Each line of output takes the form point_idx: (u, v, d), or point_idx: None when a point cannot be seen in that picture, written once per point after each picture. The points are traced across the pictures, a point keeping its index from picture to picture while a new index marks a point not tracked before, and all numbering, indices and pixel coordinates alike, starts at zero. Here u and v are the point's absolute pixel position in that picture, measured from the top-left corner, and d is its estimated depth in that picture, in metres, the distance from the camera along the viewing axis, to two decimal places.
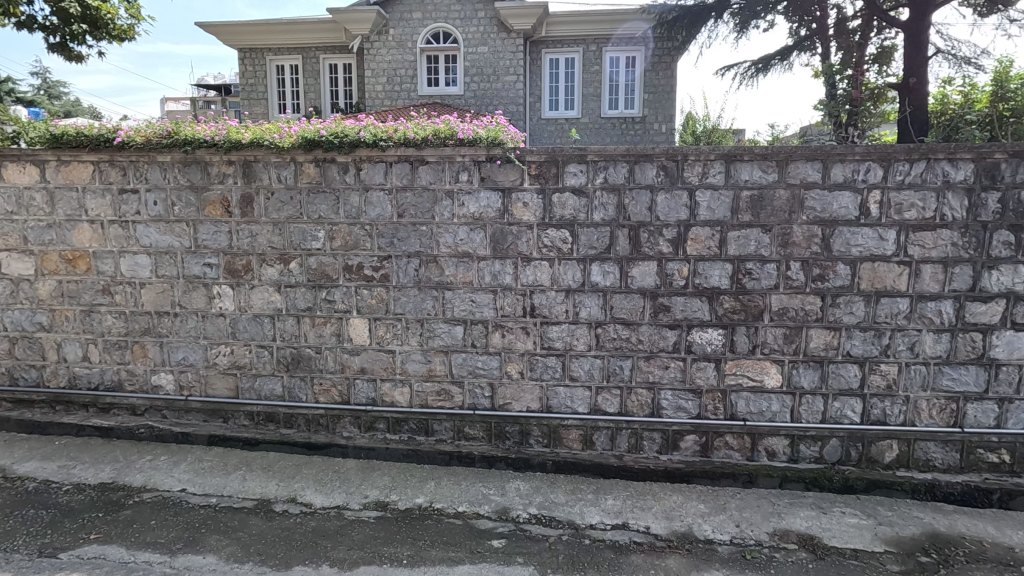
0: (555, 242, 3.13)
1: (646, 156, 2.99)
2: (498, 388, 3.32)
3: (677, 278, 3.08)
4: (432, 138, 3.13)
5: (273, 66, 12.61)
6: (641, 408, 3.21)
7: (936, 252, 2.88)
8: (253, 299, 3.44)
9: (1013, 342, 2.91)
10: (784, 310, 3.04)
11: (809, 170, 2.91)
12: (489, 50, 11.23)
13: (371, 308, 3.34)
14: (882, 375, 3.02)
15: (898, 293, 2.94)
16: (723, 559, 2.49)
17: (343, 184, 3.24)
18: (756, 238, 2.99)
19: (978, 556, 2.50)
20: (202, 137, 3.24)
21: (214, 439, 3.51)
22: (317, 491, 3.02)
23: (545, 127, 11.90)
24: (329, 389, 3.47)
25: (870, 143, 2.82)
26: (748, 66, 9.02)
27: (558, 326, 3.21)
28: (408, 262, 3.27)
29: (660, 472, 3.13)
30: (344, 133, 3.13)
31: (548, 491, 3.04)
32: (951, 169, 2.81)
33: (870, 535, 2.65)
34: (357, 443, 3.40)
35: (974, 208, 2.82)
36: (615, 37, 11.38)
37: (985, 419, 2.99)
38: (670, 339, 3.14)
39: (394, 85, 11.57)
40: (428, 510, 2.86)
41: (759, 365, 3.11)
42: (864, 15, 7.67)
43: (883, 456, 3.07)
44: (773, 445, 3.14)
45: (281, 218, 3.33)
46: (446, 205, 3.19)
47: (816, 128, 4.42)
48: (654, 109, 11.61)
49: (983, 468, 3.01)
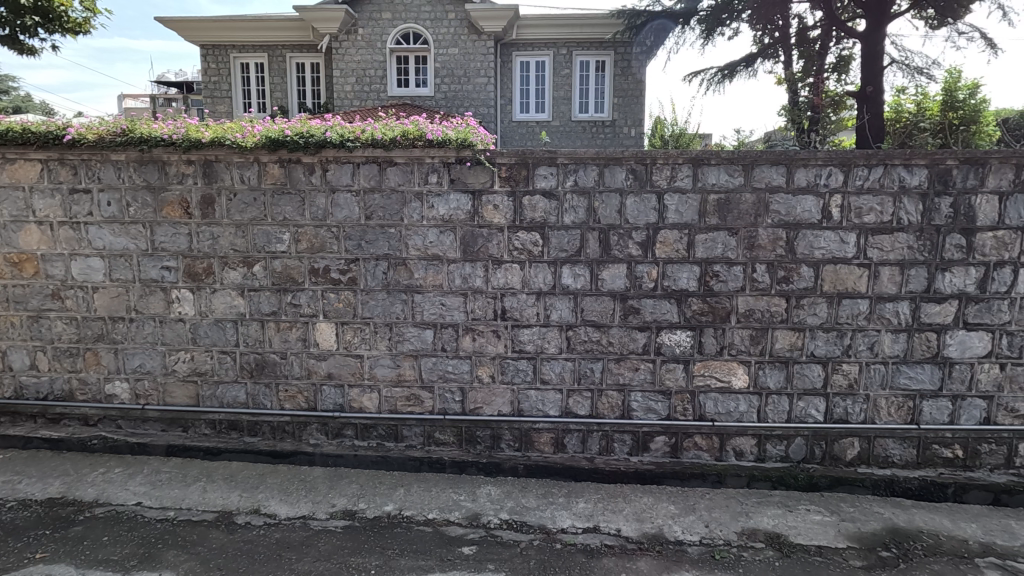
0: (526, 245, 3.12)
1: (616, 160, 3.01)
2: (469, 392, 3.28)
3: (647, 280, 3.10)
4: (401, 138, 3.07)
5: (237, 63, 12.28)
6: (612, 409, 3.23)
7: (893, 254, 2.97)
8: (214, 303, 3.32)
9: (965, 341, 3.02)
10: (750, 312, 3.09)
11: (773, 174, 2.97)
12: (459, 51, 11.18)
13: (338, 311, 3.27)
14: (844, 374, 3.10)
15: (858, 294, 3.02)
16: (693, 559, 2.51)
17: (309, 185, 3.17)
18: (722, 241, 3.04)
19: (935, 549, 2.58)
20: (157, 135, 3.11)
21: (172, 449, 3.37)
22: (282, 502, 2.93)
23: (516, 129, 11.90)
24: (295, 395, 3.38)
25: (832, 149, 2.89)
26: (714, 72, 9.22)
27: (528, 329, 3.20)
28: (377, 265, 3.21)
29: (630, 474, 3.15)
30: (310, 134, 3.05)
31: (519, 496, 3.02)
32: (906, 175, 2.91)
33: (833, 532, 2.71)
34: (324, 450, 3.31)
35: (929, 212, 2.93)
36: (585, 42, 11.52)
37: (940, 416, 3.10)
38: (640, 342, 3.16)
39: (363, 85, 11.41)
40: (398, 517, 2.81)
41: (727, 365, 3.15)
42: (824, 26, 8.00)
43: (845, 453, 3.15)
44: (740, 444, 3.19)
45: (244, 220, 3.23)
46: (415, 208, 3.15)
47: (779, 133, 4.58)
48: (623, 113, 11.74)
49: (938, 463, 3.12)
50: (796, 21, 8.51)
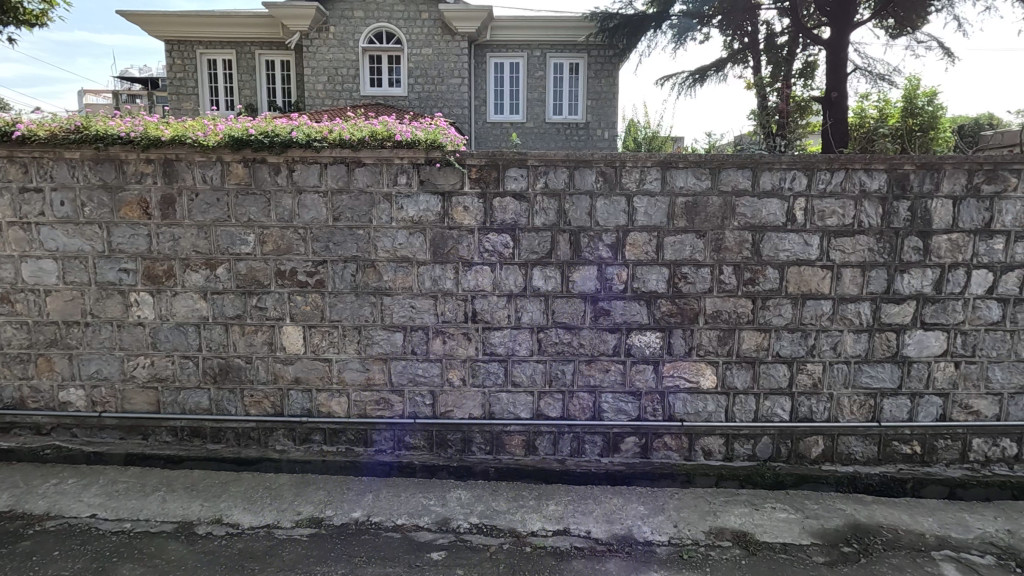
0: (496, 247, 3.11)
1: (586, 162, 3.02)
2: (440, 395, 3.25)
3: (617, 281, 3.12)
4: (369, 139, 3.03)
5: (203, 59, 11.96)
6: (583, 411, 3.24)
7: (855, 257, 3.05)
8: (176, 307, 3.22)
9: (923, 341, 3.12)
10: (718, 313, 3.13)
11: (739, 177, 3.02)
12: (433, 52, 11.10)
13: (305, 314, 3.20)
14: (808, 374, 3.17)
15: (821, 295, 3.09)
16: (661, 560, 2.52)
17: (275, 186, 3.10)
18: (690, 243, 3.08)
19: (893, 543, 2.65)
20: (113, 133, 3.00)
21: (132, 458, 3.26)
22: (245, 510, 2.85)
23: (490, 131, 11.86)
24: (261, 400, 3.30)
25: (795, 153, 2.95)
26: (686, 76, 9.36)
27: (499, 332, 3.18)
28: (345, 267, 3.15)
29: (601, 474, 3.16)
30: (275, 133, 2.97)
31: (489, 499, 3.00)
32: (867, 178, 2.99)
33: (798, 529, 2.77)
34: (291, 457, 3.24)
35: (888, 215, 3.01)
36: (559, 45, 11.59)
37: (900, 413, 3.18)
38: (610, 344, 3.18)
39: (335, 84, 11.23)
40: (366, 524, 2.76)
41: (695, 366, 3.19)
42: (792, 31, 8.27)
43: (810, 451, 3.21)
44: (709, 444, 3.23)
45: (206, 220, 3.14)
46: (384, 209, 3.10)
47: (748, 138, 4.68)
48: (597, 115, 11.82)
49: (898, 459, 3.21)
50: (764, 27, 8.71)
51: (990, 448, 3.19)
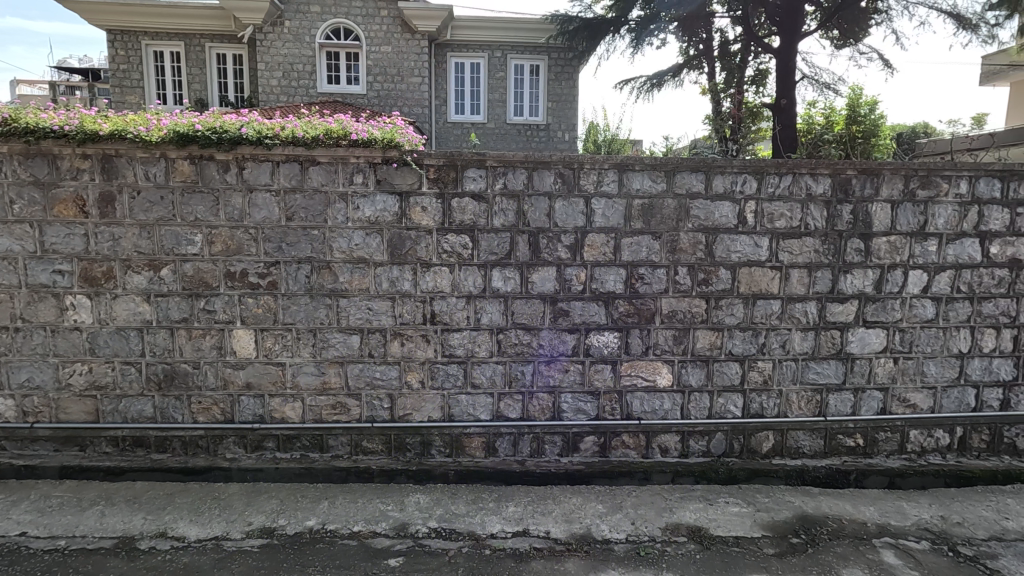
0: (455, 248, 3.08)
1: (544, 164, 3.03)
2: (398, 398, 3.20)
3: (575, 282, 3.14)
4: (323, 137, 2.94)
5: (149, 51, 11.45)
6: (543, 411, 3.25)
7: (802, 258, 3.17)
8: (116, 310, 3.06)
9: (865, 338, 3.26)
10: (673, 313, 3.20)
11: (693, 180, 3.09)
12: (393, 50, 10.95)
13: (257, 317, 3.10)
14: (759, 371, 3.27)
15: (771, 295, 3.20)
16: (619, 557, 2.55)
17: (224, 184, 2.98)
18: (647, 245, 3.13)
19: (838, 533, 2.76)
20: (45, 126, 2.82)
21: (67, 471, 3.07)
22: (192, 523, 2.73)
23: (451, 130, 11.78)
24: (210, 407, 3.17)
25: (746, 158, 3.05)
26: (644, 80, 9.55)
27: (458, 333, 3.16)
28: (298, 269, 3.06)
29: (561, 474, 3.18)
30: (223, 130, 2.86)
31: (448, 503, 2.97)
32: (812, 183, 3.12)
33: (750, 522, 2.85)
34: (242, 465, 3.13)
35: (832, 218, 3.14)
36: (519, 46, 11.62)
37: (844, 408, 3.33)
38: (569, 344, 3.20)
39: (290, 80, 10.94)
40: (320, 532, 2.69)
41: (652, 365, 3.25)
42: (744, 39, 8.60)
43: (761, 446, 3.32)
44: (666, 441, 3.30)
45: (150, 219, 2.99)
46: (339, 209, 3.03)
47: (704, 142, 4.80)
48: (557, 117, 11.92)
49: (842, 452, 3.35)
50: (717, 34, 8.98)
51: (926, 439, 3.37)
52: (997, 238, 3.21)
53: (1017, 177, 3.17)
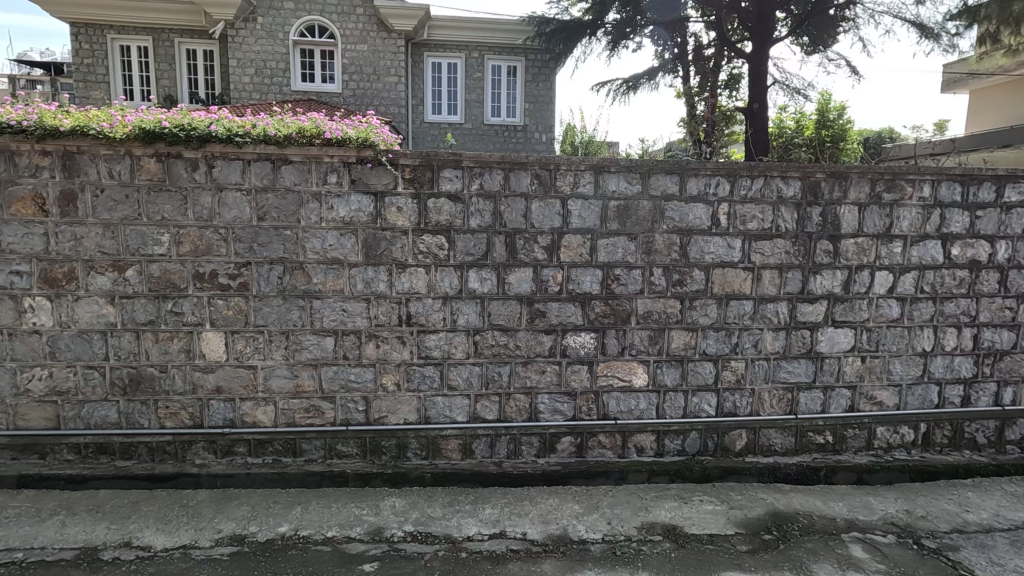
0: (431, 249, 3.06)
1: (521, 165, 3.03)
2: (373, 401, 3.16)
3: (552, 283, 3.14)
4: (296, 136, 2.89)
5: (116, 46, 11.12)
6: (520, 413, 3.24)
7: (773, 259, 3.23)
8: (78, 313, 2.95)
9: (833, 337, 3.34)
10: (649, 313, 3.23)
11: (668, 183, 3.12)
12: (369, 48, 10.83)
13: (227, 319, 3.02)
14: (732, 371, 3.32)
15: (744, 295, 3.25)
16: (595, 557, 2.56)
17: (192, 183, 2.91)
18: (623, 246, 3.15)
19: (809, 529, 2.82)
20: (2, 121, 2.71)
21: (25, 480, 2.95)
22: (158, 531, 2.65)
23: (428, 130, 11.71)
24: (178, 412, 3.08)
25: (719, 160, 3.09)
26: (620, 83, 9.64)
27: (435, 335, 3.13)
28: (270, 269, 3.00)
29: (538, 475, 3.18)
30: (192, 127, 2.79)
31: (424, 506, 2.94)
32: (783, 186, 3.18)
33: (723, 519, 2.89)
34: (211, 471, 3.05)
35: (802, 220, 3.21)
36: (496, 47, 11.62)
37: (814, 406, 3.40)
38: (546, 345, 3.20)
39: (263, 77, 10.74)
40: (293, 539, 2.63)
41: (628, 365, 3.27)
42: (718, 44, 8.77)
43: (734, 444, 3.37)
44: (641, 441, 3.32)
45: (114, 219, 2.90)
46: (313, 208, 2.98)
47: (679, 144, 4.86)
48: (534, 119, 11.95)
49: (813, 449, 3.43)
50: (692, 39, 9.11)
51: (892, 436, 3.47)
52: (958, 240, 3.32)
53: (976, 181, 3.29)
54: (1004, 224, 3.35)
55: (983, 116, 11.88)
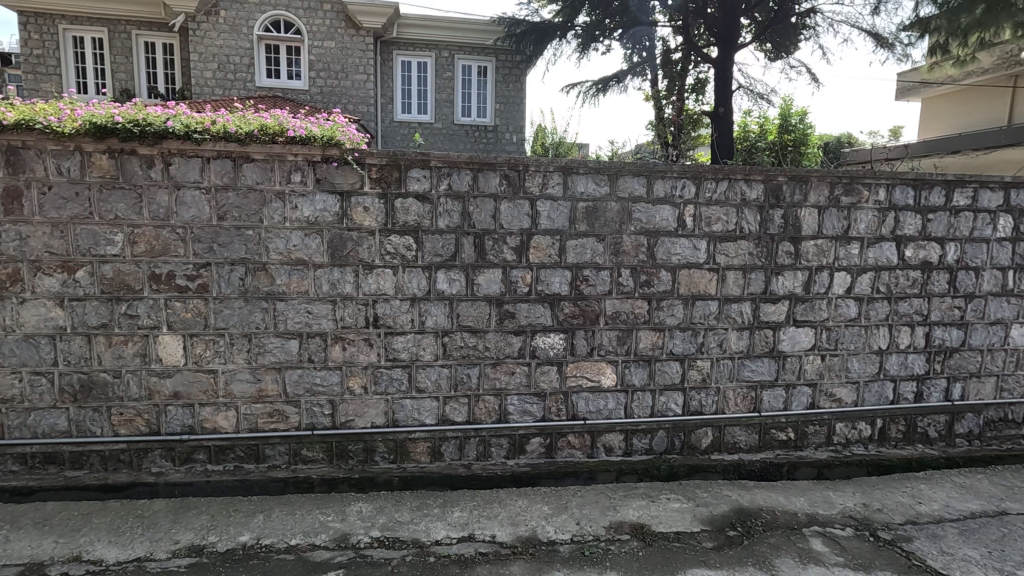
0: (399, 249, 3.02)
1: (489, 165, 3.01)
2: (339, 404, 3.10)
3: (521, 284, 3.14)
4: (258, 133, 2.81)
5: (68, 36, 10.66)
6: (489, 414, 3.23)
7: (737, 260, 3.29)
8: (23, 316, 2.81)
9: (795, 337, 3.43)
10: (617, 314, 3.25)
11: (635, 185, 3.15)
12: (336, 45, 10.65)
13: (186, 322, 2.92)
14: (698, 370, 3.38)
15: (709, 296, 3.31)
16: (563, 558, 2.56)
17: (148, 180, 2.80)
18: (591, 247, 3.17)
19: (771, 524, 2.89)
20: None
21: None
22: (111, 544, 2.54)
23: (398, 130, 11.59)
24: (132, 419, 2.96)
25: (685, 163, 3.14)
26: (590, 85, 9.72)
27: (402, 336, 3.09)
28: (231, 270, 2.91)
29: (507, 477, 3.17)
30: (147, 122, 2.68)
31: (392, 511, 2.90)
32: (746, 188, 3.24)
33: (690, 517, 2.93)
34: (169, 479, 2.94)
35: (765, 222, 3.29)
36: (467, 47, 11.58)
37: (776, 404, 3.48)
38: (515, 346, 3.19)
39: (226, 73, 10.45)
40: (255, 548, 2.56)
41: (597, 366, 3.29)
42: (685, 49, 8.93)
43: (701, 442, 3.43)
44: (610, 441, 3.35)
45: (63, 217, 2.76)
46: (276, 208, 2.90)
47: (648, 148, 4.93)
48: (505, 119, 11.96)
49: (775, 445, 3.51)
50: (660, 43, 9.25)
51: (850, 431, 3.58)
52: (911, 242, 3.45)
53: (927, 186, 3.42)
54: (953, 227, 3.49)
55: (933, 123, 12.40)
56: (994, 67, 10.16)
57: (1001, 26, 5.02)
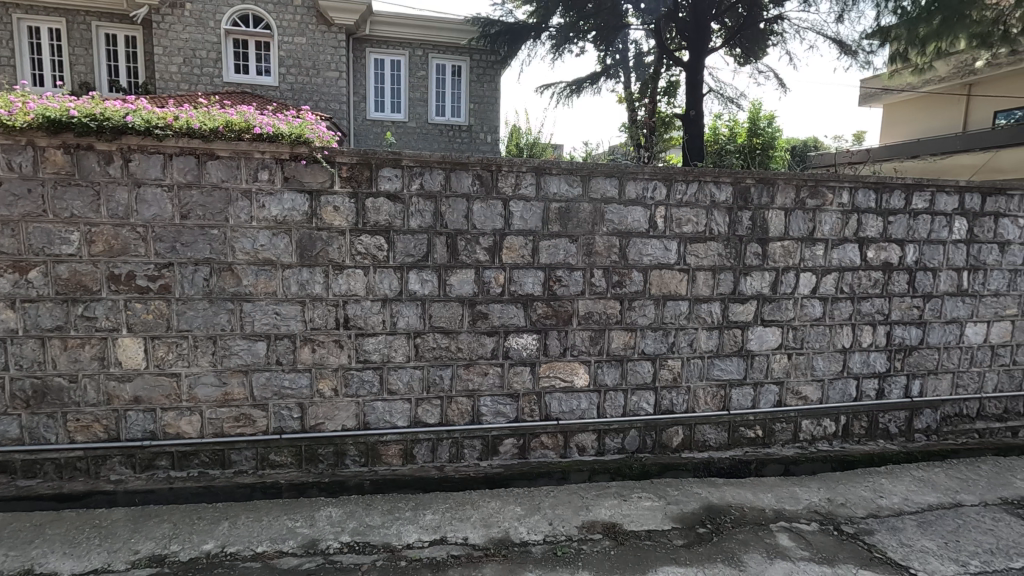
0: (370, 250, 2.97)
1: (461, 165, 3.00)
2: (309, 407, 3.04)
3: (494, 285, 3.13)
4: (224, 130, 2.73)
5: (23, 26, 10.23)
6: (462, 415, 3.20)
7: (707, 261, 3.35)
8: None
9: (762, 336, 3.50)
10: (590, 314, 3.27)
11: (607, 186, 3.17)
12: (307, 41, 10.46)
13: (147, 324, 2.83)
14: (669, 369, 3.42)
15: (680, 296, 3.35)
16: (536, 559, 2.56)
17: (106, 177, 2.69)
18: (564, 248, 3.17)
19: (740, 521, 2.94)
20: None
21: None
22: (66, 556, 2.44)
23: (370, 129, 11.45)
24: (90, 425, 2.85)
25: (656, 165, 3.17)
26: (563, 86, 9.77)
27: (374, 338, 3.05)
28: (195, 271, 2.83)
29: (480, 478, 3.16)
30: (105, 117, 2.58)
31: (362, 515, 2.86)
32: (716, 190, 3.30)
33: (661, 515, 2.97)
34: (129, 487, 2.84)
35: (733, 224, 3.35)
36: (441, 46, 11.52)
37: (745, 402, 3.55)
38: (488, 347, 3.18)
39: (193, 67, 10.17)
40: (219, 556, 2.49)
41: (570, 366, 3.30)
42: (657, 52, 9.04)
43: (672, 441, 3.47)
44: (583, 440, 3.36)
45: (14, 215, 2.64)
46: (242, 206, 2.83)
47: (620, 150, 4.97)
48: (479, 119, 11.93)
49: (744, 443, 3.58)
50: (633, 46, 9.34)
51: (816, 428, 3.67)
52: (873, 244, 3.56)
53: (888, 189, 3.53)
54: (912, 229, 3.61)
55: (894, 128, 12.84)
56: (950, 75, 10.58)
57: (957, 36, 5.24)
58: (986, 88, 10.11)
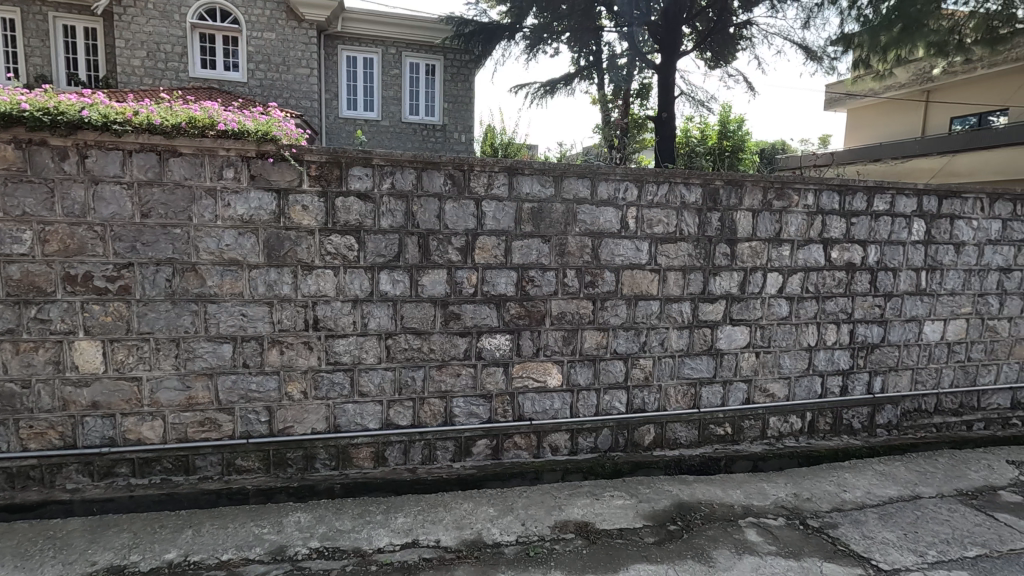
0: (339, 250, 2.92)
1: (433, 164, 2.97)
2: (277, 411, 2.97)
3: (467, 285, 3.11)
4: (186, 126, 2.65)
5: None
6: (434, 417, 3.18)
7: (677, 261, 3.39)
8: None
9: (731, 335, 3.56)
10: (563, 314, 3.28)
11: (579, 187, 3.19)
12: (277, 37, 10.25)
13: (106, 326, 2.72)
14: (641, 368, 3.45)
15: (651, 296, 3.39)
16: (508, 560, 2.55)
17: (61, 174, 2.59)
18: (536, 248, 3.18)
19: (710, 517, 2.98)
20: None
21: None
22: (18, 569, 2.33)
23: (343, 127, 11.28)
24: (45, 432, 2.73)
25: (627, 166, 3.20)
26: (538, 86, 9.79)
27: (344, 339, 3.00)
28: (157, 271, 2.74)
29: (452, 480, 3.14)
30: (59, 111, 2.48)
31: (332, 519, 2.81)
32: (686, 191, 3.34)
33: (632, 513, 2.99)
34: (87, 496, 2.73)
35: (703, 225, 3.40)
36: (414, 45, 11.42)
37: (715, 400, 3.60)
38: (460, 347, 3.16)
39: (157, 62, 9.87)
40: (182, 565, 2.41)
41: (543, 366, 3.30)
42: (630, 54, 9.13)
43: (644, 439, 3.51)
44: (556, 440, 3.37)
45: None
46: (206, 205, 2.75)
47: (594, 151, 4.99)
48: (453, 119, 11.87)
49: (714, 440, 3.64)
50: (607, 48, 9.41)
51: (783, 424, 3.75)
52: (837, 244, 3.66)
53: (851, 191, 3.63)
54: (874, 230, 3.72)
55: (858, 132, 13.22)
56: (910, 82, 10.93)
57: (915, 44, 5.41)
58: (945, 94, 10.50)
